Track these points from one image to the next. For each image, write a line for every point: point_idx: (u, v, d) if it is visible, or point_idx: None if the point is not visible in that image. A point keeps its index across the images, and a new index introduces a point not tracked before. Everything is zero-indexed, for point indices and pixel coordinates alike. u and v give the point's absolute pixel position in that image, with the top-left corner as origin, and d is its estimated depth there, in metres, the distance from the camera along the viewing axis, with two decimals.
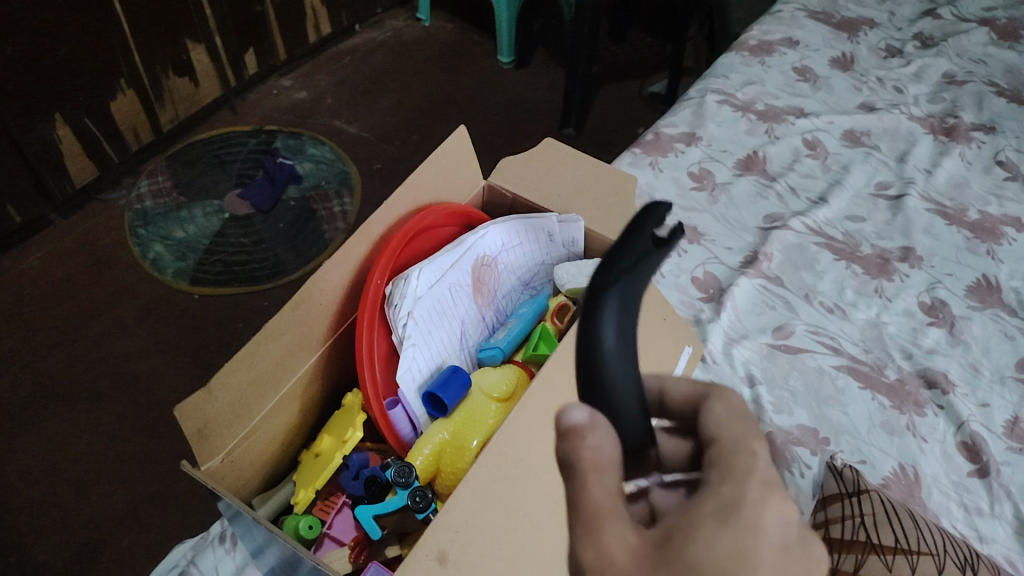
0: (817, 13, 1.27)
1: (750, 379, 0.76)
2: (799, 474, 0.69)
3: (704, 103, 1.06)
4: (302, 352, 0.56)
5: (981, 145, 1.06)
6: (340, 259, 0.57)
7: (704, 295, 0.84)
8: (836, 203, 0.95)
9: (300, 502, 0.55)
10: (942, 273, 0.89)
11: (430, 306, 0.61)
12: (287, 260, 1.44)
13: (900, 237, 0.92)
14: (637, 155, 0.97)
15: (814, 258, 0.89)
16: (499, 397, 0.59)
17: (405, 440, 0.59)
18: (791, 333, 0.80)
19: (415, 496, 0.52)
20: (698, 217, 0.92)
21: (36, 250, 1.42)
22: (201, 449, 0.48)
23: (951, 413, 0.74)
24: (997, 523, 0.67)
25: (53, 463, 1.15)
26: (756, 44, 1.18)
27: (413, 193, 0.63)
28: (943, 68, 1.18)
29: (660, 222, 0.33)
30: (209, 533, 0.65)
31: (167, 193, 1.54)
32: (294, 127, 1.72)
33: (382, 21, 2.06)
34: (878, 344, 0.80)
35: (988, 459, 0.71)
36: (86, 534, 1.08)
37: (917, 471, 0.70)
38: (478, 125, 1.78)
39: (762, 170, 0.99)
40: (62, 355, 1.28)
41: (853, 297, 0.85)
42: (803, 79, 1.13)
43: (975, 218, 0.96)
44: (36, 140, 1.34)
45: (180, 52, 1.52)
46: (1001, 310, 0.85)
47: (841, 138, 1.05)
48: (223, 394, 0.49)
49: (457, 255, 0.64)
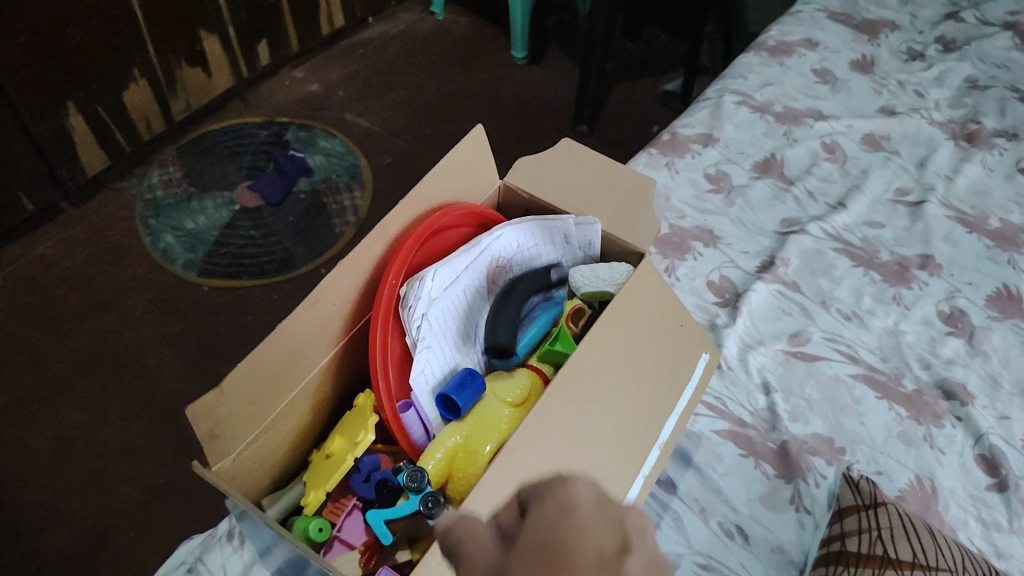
0: (837, 14, 1.25)
1: (766, 386, 0.75)
2: (814, 484, 0.68)
3: (721, 104, 1.04)
4: (315, 352, 0.55)
5: (1003, 152, 1.04)
6: (355, 258, 0.57)
7: (719, 299, 0.83)
8: (854, 208, 0.94)
9: (311, 503, 0.55)
10: (962, 282, 0.87)
11: (446, 307, 0.60)
12: (296, 254, 1.44)
13: (920, 244, 0.91)
14: (653, 155, 0.96)
15: (831, 263, 0.88)
16: (512, 402, 0.58)
17: (417, 443, 0.59)
18: (806, 340, 0.80)
19: (427, 500, 0.51)
20: (715, 221, 0.91)
21: (48, 238, 1.43)
22: (213, 449, 0.48)
23: (970, 425, 0.73)
24: (1015, 539, 0.66)
25: (62, 453, 1.15)
26: (775, 44, 1.17)
27: (429, 193, 0.62)
28: (965, 73, 1.17)
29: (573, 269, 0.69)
30: (218, 530, 0.65)
31: (178, 183, 1.53)
32: (305, 120, 1.71)
33: (395, 14, 2.05)
34: (895, 353, 0.79)
35: (1007, 473, 0.70)
36: (93, 524, 1.09)
37: (934, 484, 0.69)
38: (490, 121, 1.77)
39: (780, 173, 0.98)
40: (71, 345, 1.28)
41: (870, 304, 0.84)
42: (823, 81, 1.12)
43: (996, 227, 0.94)
44: (49, 129, 1.34)
45: (193, 42, 1.52)
46: (1021, 321, 0.84)
47: (860, 142, 1.04)
48: (237, 394, 0.49)
49: (472, 256, 0.63)
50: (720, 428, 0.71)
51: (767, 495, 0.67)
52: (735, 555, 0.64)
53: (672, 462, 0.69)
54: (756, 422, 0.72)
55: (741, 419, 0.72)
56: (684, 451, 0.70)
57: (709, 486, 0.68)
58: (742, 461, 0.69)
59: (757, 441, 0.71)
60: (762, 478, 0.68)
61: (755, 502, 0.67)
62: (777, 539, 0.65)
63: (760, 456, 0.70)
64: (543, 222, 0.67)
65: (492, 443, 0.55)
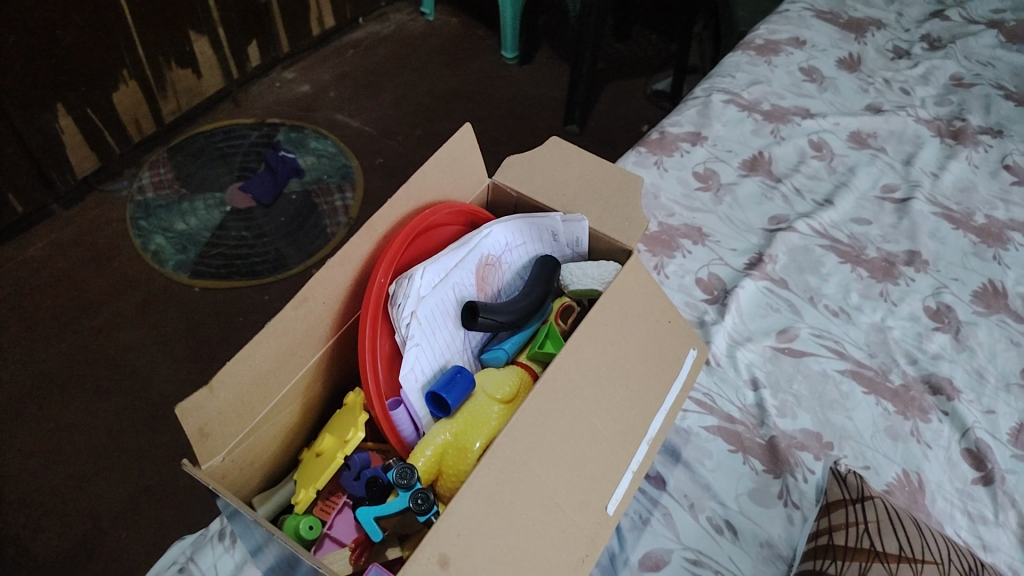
0: (824, 13, 1.26)
1: (754, 382, 0.75)
2: (802, 479, 0.68)
3: (710, 103, 1.05)
4: (303, 351, 0.55)
5: (989, 149, 1.05)
6: (343, 257, 0.57)
7: (708, 296, 0.83)
8: (842, 205, 0.95)
9: (301, 501, 0.54)
10: (948, 277, 0.88)
11: (435, 305, 0.60)
12: (288, 255, 1.44)
13: (906, 241, 0.92)
14: (642, 154, 0.96)
15: (819, 260, 0.89)
16: (502, 398, 0.58)
17: (407, 442, 0.59)
18: (795, 336, 0.80)
19: (417, 498, 0.51)
20: (703, 218, 0.91)
21: (38, 240, 1.42)
22: (203, 447, 0.48)
23: (956, 419, 0.74)
24: (1002, 532, 0.67)
25: (52, 456, 1.14)
26: (763, 43, 1.18)
27: (418, 191, 0.63)
28: (951, 71, 1.18)
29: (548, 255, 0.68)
30: (209, 529, 0.64)
31: (168, 185, 1.53)
32: (296, 121, 1.71)
33: (386, 14, 2.05)
34: (883, 348, 0.80)
35: (993, 466, 0.71)
36: (84, 527, 1.08)
37: (920, 478, 0.70)
38: (482, 122, 1.78)
39: (768, 171, 0.99)
40: (61, 348, 1.27)
41: (857, 300, 0.85)
42: (810, 80, 1.13)
43: (981, 223, 0.95)
44: (37, 131, 1.33)
45: (183, 43, 1.51)
46: (1006, 316, 0.85)
47: (847, 139, 1.04)
48: (225, 393, 0.49)
49: (461, 254, 0.63)
50: (709, 424, 0.72)
51: (756, 490, 0.68)
52: (724, 550, 0.64)
53: (661, 458, 0.70)
54: (744, 417, 0.73)
55: (730, 414, 0.73)
56: (673, 447, 0.70)
57: (698, 482, 0.68)
58: (731, 456, 0.70)
59: (746, 436, 0.71)
60: (750, 474, 0.69)
61: (744, 497, 0.67)
62: (766, 534, 0.65)
63: (749, 451, 0.70)
64: (531, 219, 0.67)
65: (481, 440, 0.56)
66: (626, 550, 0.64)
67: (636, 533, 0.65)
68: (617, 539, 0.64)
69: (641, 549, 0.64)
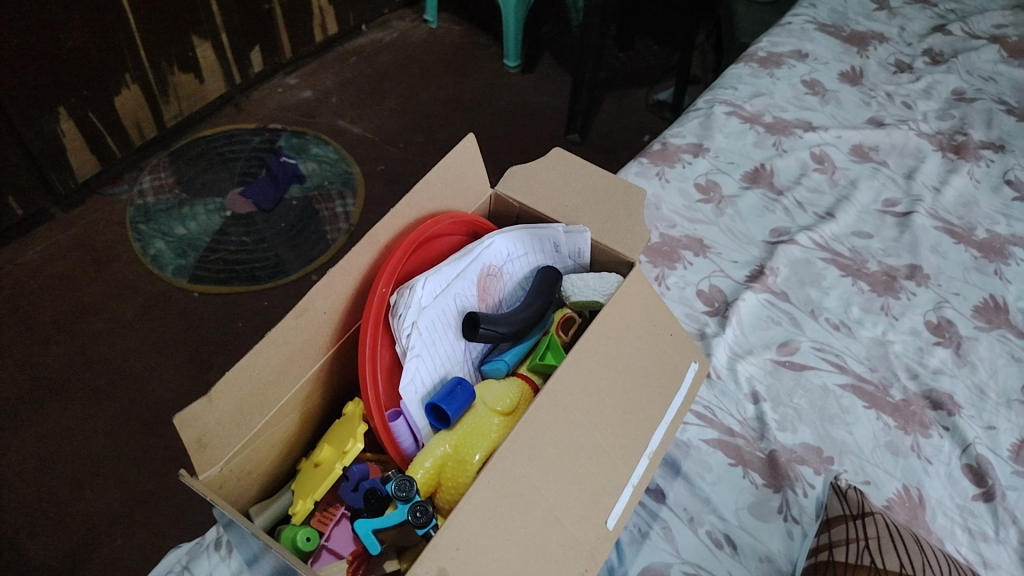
0: (826, 26, 1.26)
1: (755, 396, 0.75)
2: (802, 493, 0.68)
3: (712, 114, 1.05)
4: (303, 361, 0.55)
5: (990, 163, 1.05)
6: (345, 267, 0.57)
7: (709, 308, 0.83)
8: (843, 218, 0.95)
9: (299, 512, 0.54)
10: (949, 292, 0.88)
11: (435, 315, 0.60)
12: (288, 260, 1.44)
13: (908, 255, 0.92)
14: (644, 165, 0.97)
15: (820, 273, 0.88)
16: (502, 410, 0.58)
17: (406, 452, 0.59)
18: (795, 349, 0.80)
19: (415, 511, 0.50)
20: (705, 230, 0.91)
21: (37, 243, 1.42)
22: (201, 457, 0.48)
23: (957, 435, 0.74)
24: (1002, 549, 0.67)
25: (49, 460, 1.14)
26: (765, 55, 1.18)
27: (419, 202, 0.62)
28: (953, 85, 1.18)
29: (552, 270, 0.67)
30: (204, 539, 0.64)
31: (169, 189, 1.53)
32: (297, 127, 1.71)
33: (388, 22, 2.06)
34: (883, 362, 0.80)
35: (994, 483, 0.70)
36: (82, 532, 1.07)
37: (921, 493, 0.69)
38: (483, 129, 1.78)
39: (770, 183, 0.99)
40: (60, 350, 1.27)
41: (859, 314, 0.85)
42: (812, 92, 1.13)
43: (983, 237, 0.95)
44: (38, 134, 1.33)
45: (186, 48, 1.51)
46: (1007, 332, 0.85)
47: (849, 153, 1.05)
48: (224, 403, 0.48)
49: (463, 264, 0.63)
50: (709, 437, 0.72)
51: (755, 504, 0.67)
52: (723, 565, 0.64)
53: (661, 471, 0.69)
54: (745, 431, 0.73)
55: (730, 428, 0.73)
56: (673, 460, 0.70)
57: (698, 496, 0.68)
58: (731, 470, 0.69)
59: (746, 450, 0.71)
60: (750, 487, 0.68)
61: (743, 512, 0.67)
62: (765, 549, 0.65)
63: (749, 465, 0.70)
64: (532, 230, 0.67)
65: (480, 453, 0.55)
66: (625, 563, 0.63)
67: (635, 546, 0.64)
68: (617, 552, 0.64)
69: (641, 563, 0.63)
